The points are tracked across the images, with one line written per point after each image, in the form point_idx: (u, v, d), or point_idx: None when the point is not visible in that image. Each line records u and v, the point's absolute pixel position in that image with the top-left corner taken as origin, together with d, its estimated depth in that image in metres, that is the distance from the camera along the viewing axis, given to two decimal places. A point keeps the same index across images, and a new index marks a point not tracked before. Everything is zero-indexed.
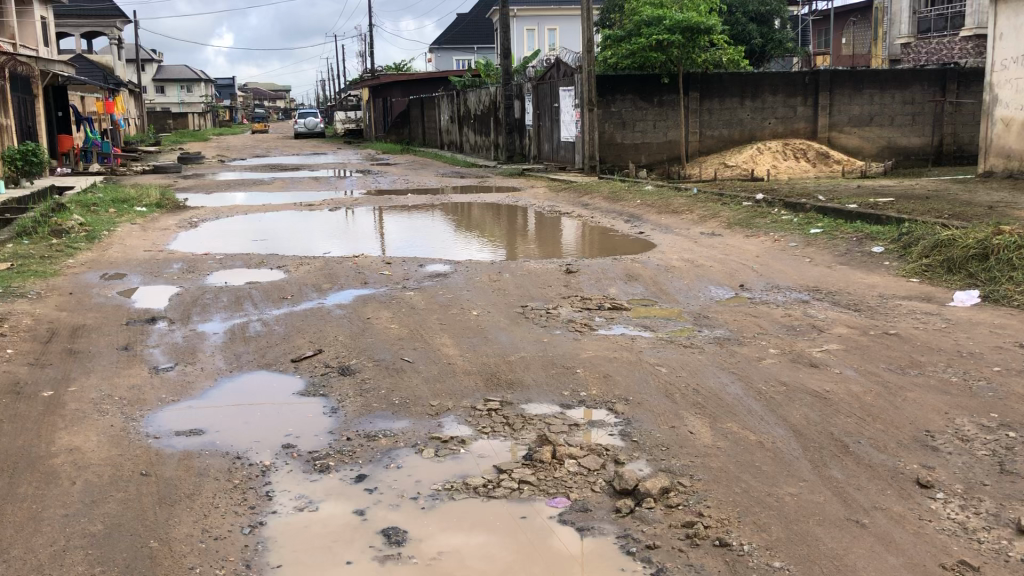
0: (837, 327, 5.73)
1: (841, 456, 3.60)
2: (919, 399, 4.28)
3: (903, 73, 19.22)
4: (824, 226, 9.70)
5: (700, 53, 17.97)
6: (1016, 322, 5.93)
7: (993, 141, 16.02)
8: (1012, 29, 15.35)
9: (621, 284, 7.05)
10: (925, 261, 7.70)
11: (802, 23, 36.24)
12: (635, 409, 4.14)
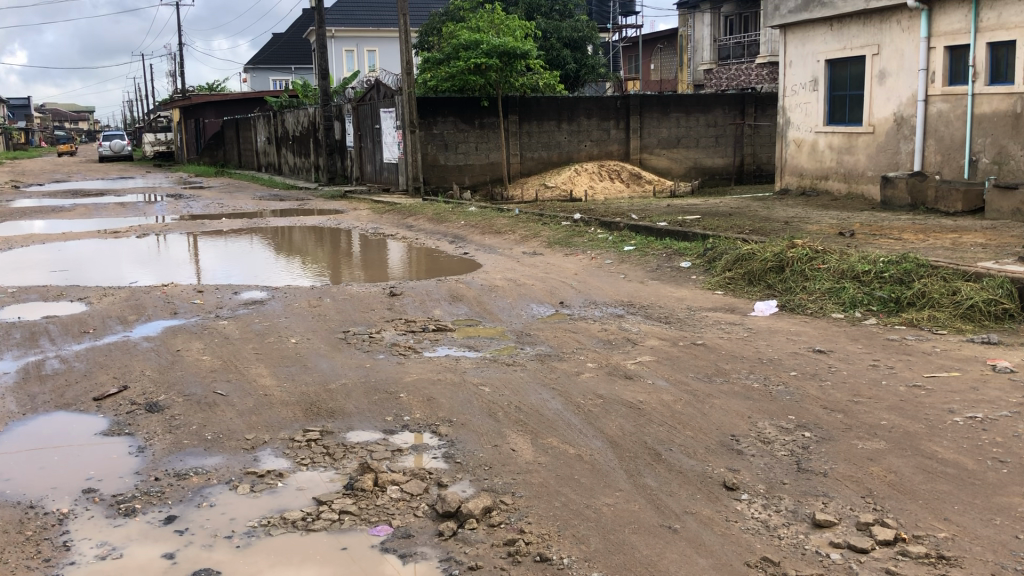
0: (649, 339, 5.98)
1: (654, 464, 3.75)
2: (725, 405, 4.53)
3: (706, 98, 20.39)
4: (637, 244, 10.13)
5: (520, 77, 18.42)
6: (810, 329, 6.40)
7: (788, 161, 17.25)
8: (800, 56, 16.61)
9: (444, 305, 7.08)
10: (729, 274, 8.18)
11: (614, 49, 37.77)
12: (458, 430, 4.16)
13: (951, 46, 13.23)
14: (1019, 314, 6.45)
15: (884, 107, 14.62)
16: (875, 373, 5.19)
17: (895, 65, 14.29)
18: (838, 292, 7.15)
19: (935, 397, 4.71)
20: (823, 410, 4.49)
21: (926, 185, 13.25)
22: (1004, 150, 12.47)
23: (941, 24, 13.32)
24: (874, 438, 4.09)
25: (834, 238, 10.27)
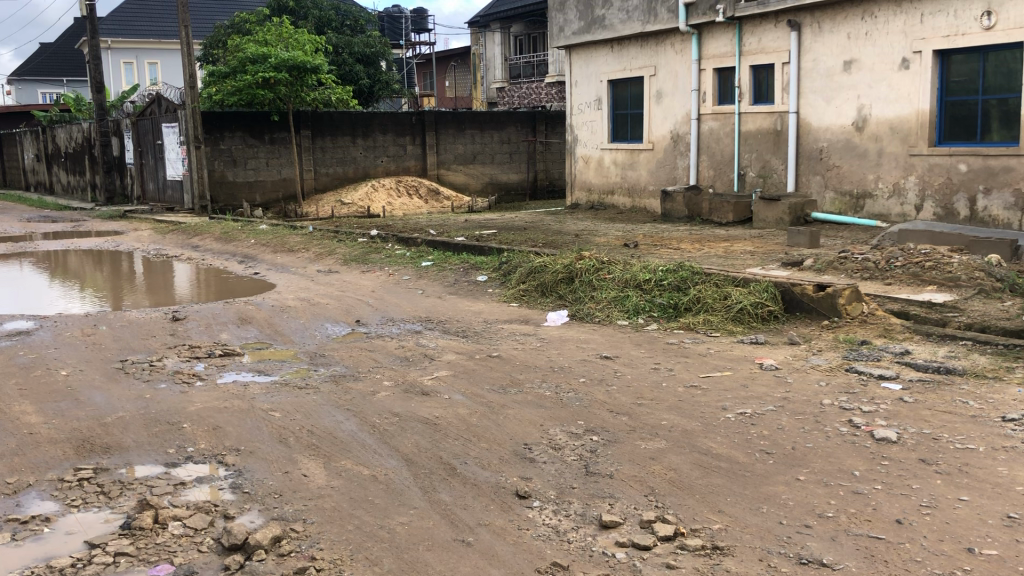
0: (446, 354, 6.03)
1: (449, 478, 3.77)
2: (518, 415, 4.63)
3: (499, 115, 20.87)
4: (433, 259, 10.19)
5: (310, 92, 18.13)
6: (598, 336, 6.66)
7: (577, 176, 17.92)
8: (584, 76, 17.35)
9: (233, 328, 6.82)
10: (523, 286, 8.38)
11: (408, 66, 37.85)
12: (247, 458, 4.01)
13: (719, 68, 14.24)
14: (782, 315, 7.02)
15: (662, 124, 15.50)
16: (658, 375, 5.48)
17: (671, 85, 15.20)
18: (623, 300, 7.50)
19: (710, 396, 5.03)
20: (610, 414, 4.68)
21: (702, 198, 14.16)
22: (768, 165, 13.53)
23: (710, 48, 14.32)
24: (656, 438, 4.31)
25: (620, 250, 10.77)
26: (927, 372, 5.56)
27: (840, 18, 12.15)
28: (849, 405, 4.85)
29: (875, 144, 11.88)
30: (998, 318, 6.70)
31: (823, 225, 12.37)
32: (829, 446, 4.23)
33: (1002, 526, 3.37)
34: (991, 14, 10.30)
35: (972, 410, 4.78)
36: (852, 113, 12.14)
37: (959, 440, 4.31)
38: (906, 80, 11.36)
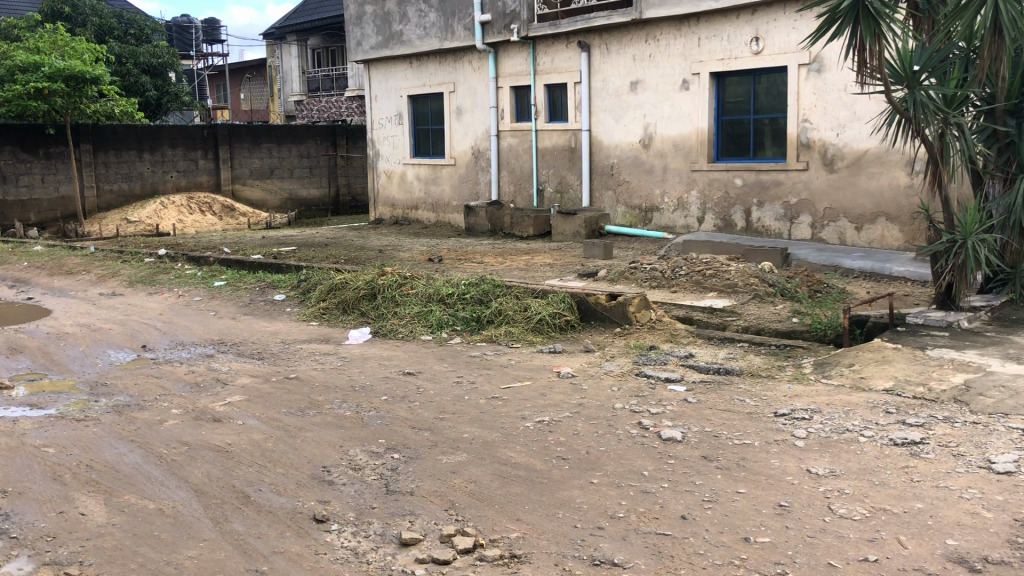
0: (240, 377, 5.80)
1: (243, 507, 3.63)
2: (316, 437, 4.53)
3: (296, 129, 20.42)
4: (227, 278, 9.83)
5: (90, 103, 16.90)
6: (401, 353, 6.64)
7: (379, 192, 17.82)
8: (383, 91, 17.31)
9: (1, 359, 6.28)
10: (322, 304, 8.25)
11: (199, 78, 36.30)
12: (15, 501, 3.69)
13: (515, 86, 14.62)
14: (578, 324, 7.26)
15: (461, 141, 15.72)
16: (458, 389, 5.51)
17: (469, 102, 15.44)
18: (425, 315, 7.52)
19: (510, 406, 5.13)
20: (411, 430, 4.67)
21: (502, 213, 14.46)
22: (564, 181, 14.01)
23: (506, 66, 14.67)
24: (457, 451, 4.34)
25: (422, 265, 10.80)
26: (708, 373, 5.93)
27: (626, 40, 12.76)
28: (639, 408, 5.09)
29: (660, 160, 12.55)
30: (771, 320, 7.26)
31: (617, 237, 12.95)
32: (621, 448, 4.41)
33: (775, 515, 3.64)
34: (759, 40, 11.11)
35: (748, 407, 5.14)
36: (639, 131, 12.77)
37: (737, 436, 4.62)
38: (687, 100, 12.08)
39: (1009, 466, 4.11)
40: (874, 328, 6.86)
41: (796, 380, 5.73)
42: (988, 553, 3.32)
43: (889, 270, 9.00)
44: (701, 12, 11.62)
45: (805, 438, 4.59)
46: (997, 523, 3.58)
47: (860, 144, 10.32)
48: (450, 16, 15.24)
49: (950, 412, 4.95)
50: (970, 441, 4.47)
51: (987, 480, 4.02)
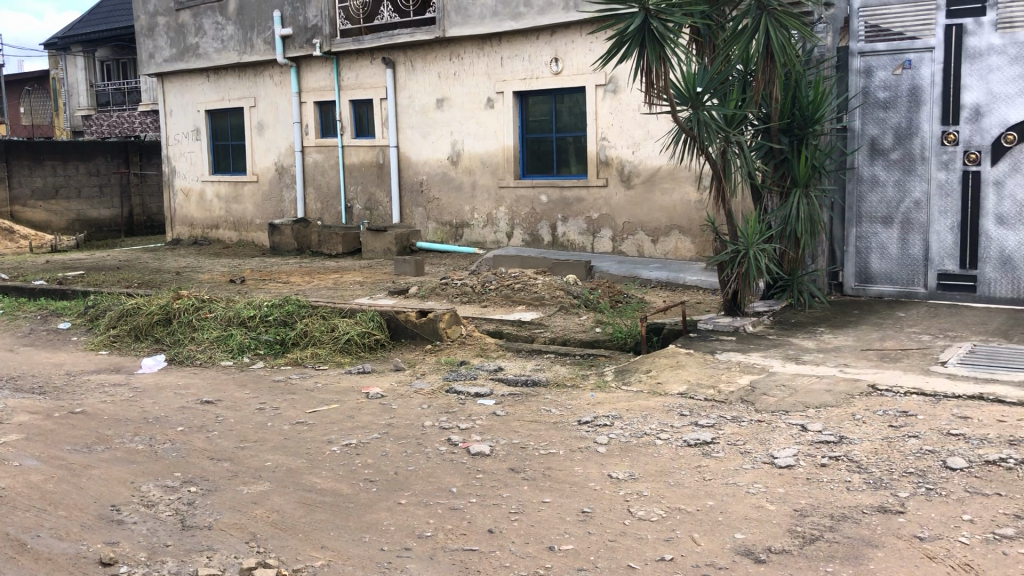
0: (18, 415, 5.34)
1: (18, 556, 3.34)
2: (104, 475, 4.23)
3: (83, 146, 19.16)
4: (3, 307, 9.07)
5: None
6: (199, 380, 6.34)
7: (176, 211, 17.00)
8: (179, 105, 16.57)
9: None
10: (113, 331, 7.76)
11: None
12: None
13: (319, 102, 14.39)
14: (387, 342, 7.20)
15: (264, 157, 15.28)
16: (261, 416, 5.32)
17: (271, 117, 15.04)
18: (225, 339, 7.22)
19: (315, 431, 5.00)
20: (210, 461, 4.46)
21: (309, 231, 14.16)
22: (372, 198, 13.89)
23: (309, 81, 14.41)
24: (259, 480, 4.18)
25: (224, 287, 10.38)
26: (516, 386, 6.02)
27: (430, 57, 12.84)
28: (447, 424, 5.09)
29: (467, 177, 12.69)
30: (575, 331, 7.50)
31: (427, 253, 12.99)
32: (429, 466, 4.40)
33: (578, 522, 3.74)
34: (558, 60, 11.48)
35: (554, 417, 5.26)
36: (446, 148, 12.88)
37: (543, 446, 4.71)
38: (491, 118, 12.30)
39: (789, 460, 4.43)
40: (670, 335, 7.21)
41: (599, 388, 5.92)
42: (771, 544, 3.55)
43: (683, 280, 9.50)
44: (501, 32, 11.87)
45: (606, 444, 4.75)
46: (780, 514, 3.84)
47: (654, 161, 10.85)
48: (249, 30, 14.82)
49: (739, 411, 5.26)
50: (756, 438, 4.78)
51: (770, 474, 4.30)
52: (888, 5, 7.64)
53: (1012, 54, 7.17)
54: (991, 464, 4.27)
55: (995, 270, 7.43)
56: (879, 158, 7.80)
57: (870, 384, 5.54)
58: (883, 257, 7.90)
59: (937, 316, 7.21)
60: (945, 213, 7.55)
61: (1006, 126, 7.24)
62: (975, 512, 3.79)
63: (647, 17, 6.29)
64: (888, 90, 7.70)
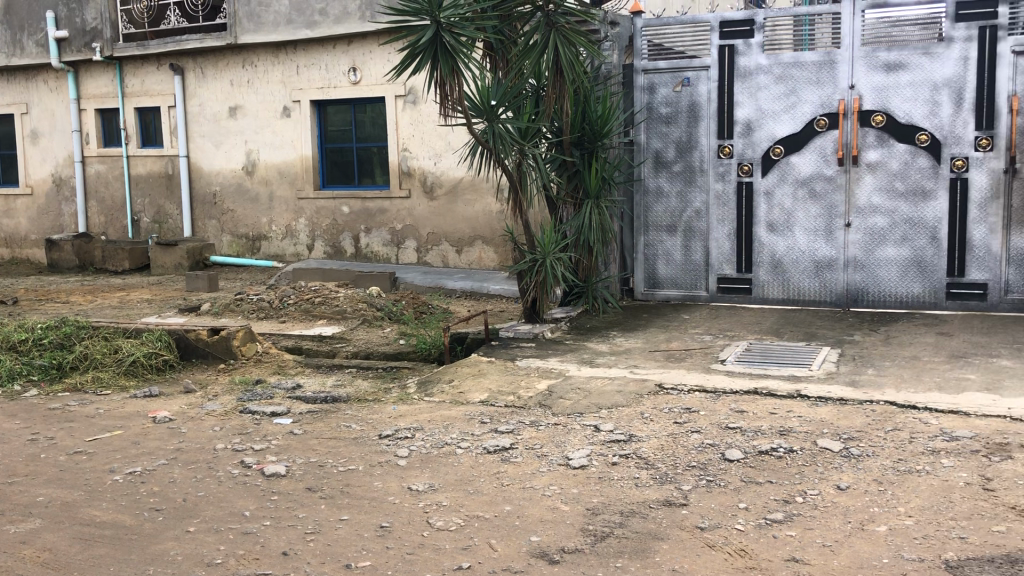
0: None
1: None
2: None
3: None
4: None
5: None
6: None
7: None
8: None
9: None
10: None
11: None
12: None
13: (101, 109, 13.54)
14: (178, 363, 6.86)
15: (39, 168, 14.19)
16: (33, 448, 4.92)
17: (46, 124, 14.00)
18: None
19: (96, 460, 4.69)
20: None
21: (92, 246, 13.28)
22: (161, 211, 13.20)
23: (88, 87, 13.54)
24: (29, 518, 3.87)
25: None
26: (315, 403, 5.89)
27: (222, 64, 12.39)
28: (241, 446, 4.91)
29: (264, 188, 12.32)
30: (377, 344, 7.45)
31: (223, 268, 12.49)
32: (221, 491, 4.22)
33: (376, 537, 3.70)
34: (356, 70, 11.38)
35: (354, 432, 5.19)
36: (241, 158, 12.45)
37: (341, 463, 4.64)
38: (288, 128, 12.01)
39: (583, 461, 4.59)
40: (473, 344, 7.27)
41: (400, 401, 5.89)
42: (565, 544, 3.67)
43: (486, 288, 9.64)
44: (297, 40, 11.63)
45: (407, 456, 4.74)
46: (573, 514, 3.97)
47: (456, 172, 10.95)
48: (18, 30, 13.76)
49: (536, 416, 5.39)
50: (552, 442, 4.92)
51: (565, 476, 4.43)
52: (668, 25, 8.08)
53: (777, 73, 7.76)
54: (764, 454, 4.59)
55: (768, 273, 8.01)
56: (663, 170, 8.25)
57: (658, 384, 5.84)
58: (669, 263, 8.35)
59: (718, 317, 7.71)
60: (723, 221, 8.09)
61: (774, 140, 7.84)
62: (750, 500, 4.08)
63: (440, 30, 6.36)
64: (670, 106, 8.16)
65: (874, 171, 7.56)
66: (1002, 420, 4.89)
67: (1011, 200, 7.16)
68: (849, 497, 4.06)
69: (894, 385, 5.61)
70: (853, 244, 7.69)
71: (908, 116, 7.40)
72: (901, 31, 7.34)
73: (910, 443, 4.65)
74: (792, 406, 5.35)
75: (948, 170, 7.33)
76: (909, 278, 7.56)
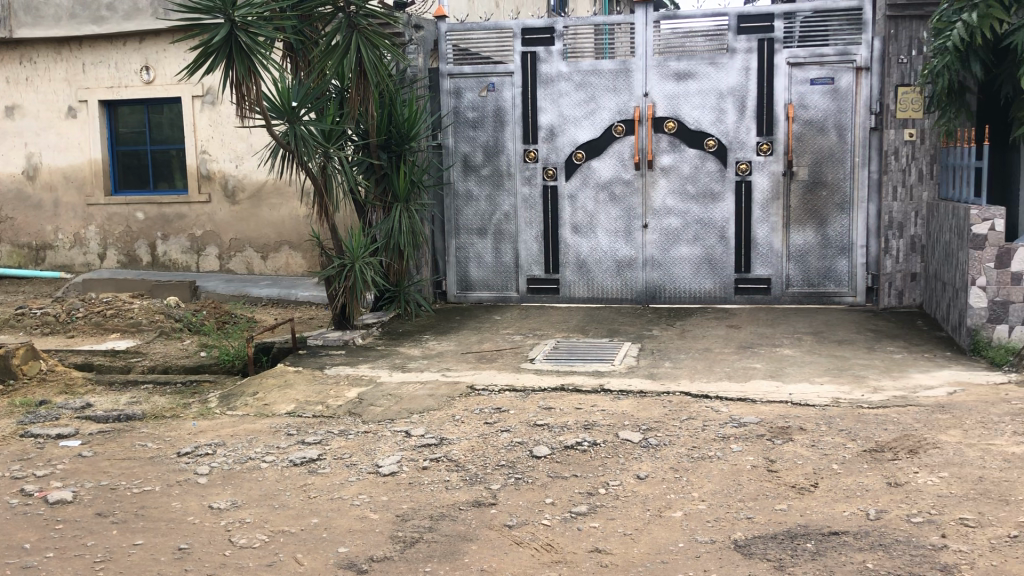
0: None
1: None
2: None
3: None
4: None
5: None
6: None
7: None
8: None
9: None
10: None
11: None
12: None
13: None
14: None
15: None
16: None
17: None
18: None
19: None
20: None
21: None
22: None
23: None
24: None
25: None
26: (106, 423, 5.54)
27: None
28: (22, 473, 4.54)
29: (48, 194, 11.46)
30: (176, 358, 7.11)
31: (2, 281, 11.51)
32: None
33: (173, 560, 3.52)
34: (149, 69, 10.81)
35: (150, 451, 4.92)
36: (20, 162, 11.52)
37: (136, 484, 4.39)
38: (74, 129, 11.24)
39: (393, 467, 4.56)
40: (280, 353, 6.97)
41: (201, 416, 5.63)
42: (374, 552, 3.63)
43: (294, 296, 9.38)
44: (81, 36, 10.92)
45: (207, 474, 4.54)
46: (382, 522, 3.93)
47: (257, 176, 10.60)
48: None
49: (346, 425, 5.30)
50: (361, 450, 4.85)
51: (374, 483, 4.39)
52: (471, 31, 8.16)
53: (577, 80, 8.02)
54: (570, 448, 4.72)
55: (574, 274, 8.25)
56: (472, 174, 8.34)
57: (469, 386, 5.88)
58: (479, 265, 8.44)
59: (526, 317, 7.87)
60: (530, 224, 8.27)
61: (575, 145, 8.09)
62: (556, 494, 4.18)
63: (234, 29, 6.14)
64: (476, 111, 8.25)
65: (668, 175, 7.95)
66: (785, 405, 5.27)
67: (789, 201, 7.73)
68: (648, 486, 4.25)
69: (689, 376, 5.93)
70: (651, 244, 8.06)
71: (698, 122, 7.84)
72: (689, 42, 7.77)
73: (703, 430, 4.92)
74: (596, 400, 5.53)
75: (734, 174, 7.82)
76: (702, 275, 8.01)
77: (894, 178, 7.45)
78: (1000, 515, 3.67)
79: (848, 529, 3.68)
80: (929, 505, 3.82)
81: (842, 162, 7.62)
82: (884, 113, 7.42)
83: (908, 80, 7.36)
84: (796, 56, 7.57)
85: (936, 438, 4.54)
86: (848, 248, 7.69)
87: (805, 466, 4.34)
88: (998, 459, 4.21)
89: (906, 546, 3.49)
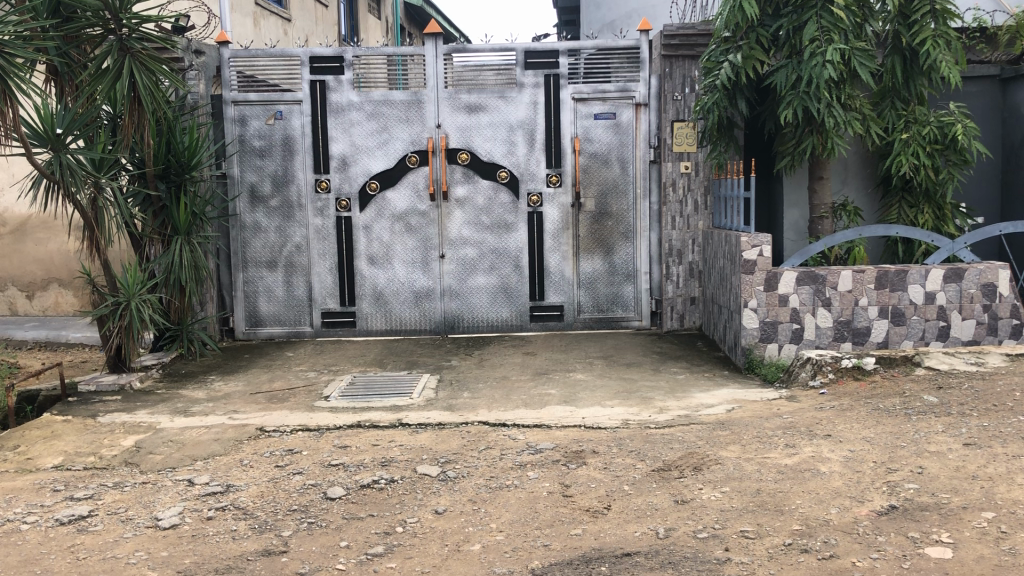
0: None
1: None
2: None
3: None
4: None
5: None
6: None
7: None
8: None
9: None
10: None
11: None
12: None
13: None
14: None
15: None
16: None
17: None
18: None
19: None
20: None
21: None
22: None
23: None
24: None
25: None
26: None
27: None
28: None
29: None
30: None
31: None
32: None
33: None
34: None
35: None
36: None
37: None
38: None
39: (173, 520, 4.24)
40: (46, 403, 6.37)
41: None
42: None
43: (65, 338, 8.67)
44: None
45: None
46: None
47: (19, 209, 9.74)
48: None
49: (121, 476, 4.90)
50: (138, 503, 4.49)
51: (153, 539, 4.06)
52: (257, 57, 7.89)
53: (368, 111, 7.93)
54: (366, 487, 4.59)
55: (369, 306, 8.11)
56: (260, 205, 8.04)
57: (259, 428, 5.61)
58: (270, 300, 8.13)
59: (321, 353, 7.64)
60: (323, 256, 8.06)
61: (368, 176, 7.99)
62: (351, 537, 4.03)
63: None
64: (263, 139, 7.98)
65: (462, 206, 8.01)
66: (578, 429, 5.37)
67: (578, 231, 7.97)
68: (446, 520, 4.19)
69: (486, 406, 5.94)
70: (448, 274, 8.07)
71: (490, 154, 7.95)
72: (478, 76, 7.88)
73: (500, 459, 4.93)
74: (393, 435, 5.42)
75: (526, 205, 7.98)
76: (497, 304, 8.09)
77: (673, 209, 7.86)
78: (777, 525, 3.89)
79: (639, 549, 3.77)
80: (713, 520, 3.99)
81: (625, 193, 7.96)
82: (662, 146, 7.82)
83: (682, 116, 7.79)
84: (580, 92, 7.85)
85: (717, 454, 4.77)
86: (633, 275, 8.03)
87: (598, 489, 4.43)
88: (772, 471, 4.47)
89: (693, 562, 3.62)
